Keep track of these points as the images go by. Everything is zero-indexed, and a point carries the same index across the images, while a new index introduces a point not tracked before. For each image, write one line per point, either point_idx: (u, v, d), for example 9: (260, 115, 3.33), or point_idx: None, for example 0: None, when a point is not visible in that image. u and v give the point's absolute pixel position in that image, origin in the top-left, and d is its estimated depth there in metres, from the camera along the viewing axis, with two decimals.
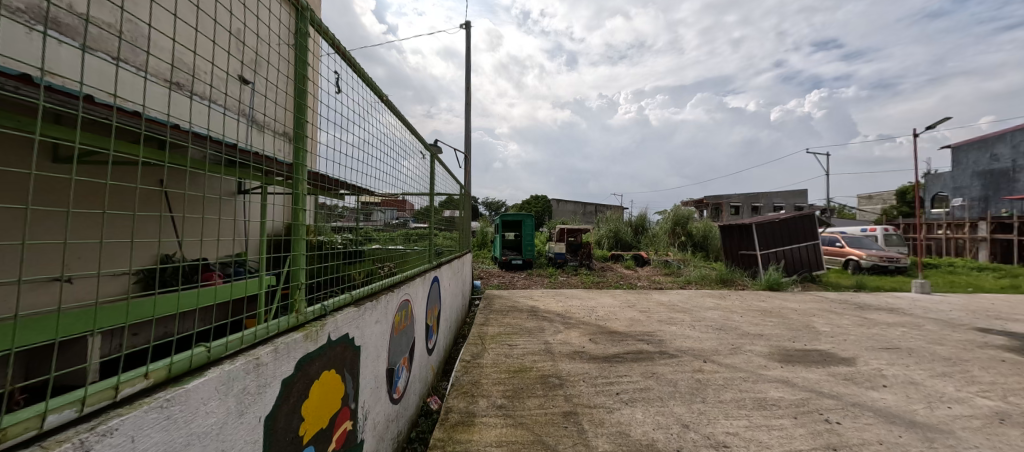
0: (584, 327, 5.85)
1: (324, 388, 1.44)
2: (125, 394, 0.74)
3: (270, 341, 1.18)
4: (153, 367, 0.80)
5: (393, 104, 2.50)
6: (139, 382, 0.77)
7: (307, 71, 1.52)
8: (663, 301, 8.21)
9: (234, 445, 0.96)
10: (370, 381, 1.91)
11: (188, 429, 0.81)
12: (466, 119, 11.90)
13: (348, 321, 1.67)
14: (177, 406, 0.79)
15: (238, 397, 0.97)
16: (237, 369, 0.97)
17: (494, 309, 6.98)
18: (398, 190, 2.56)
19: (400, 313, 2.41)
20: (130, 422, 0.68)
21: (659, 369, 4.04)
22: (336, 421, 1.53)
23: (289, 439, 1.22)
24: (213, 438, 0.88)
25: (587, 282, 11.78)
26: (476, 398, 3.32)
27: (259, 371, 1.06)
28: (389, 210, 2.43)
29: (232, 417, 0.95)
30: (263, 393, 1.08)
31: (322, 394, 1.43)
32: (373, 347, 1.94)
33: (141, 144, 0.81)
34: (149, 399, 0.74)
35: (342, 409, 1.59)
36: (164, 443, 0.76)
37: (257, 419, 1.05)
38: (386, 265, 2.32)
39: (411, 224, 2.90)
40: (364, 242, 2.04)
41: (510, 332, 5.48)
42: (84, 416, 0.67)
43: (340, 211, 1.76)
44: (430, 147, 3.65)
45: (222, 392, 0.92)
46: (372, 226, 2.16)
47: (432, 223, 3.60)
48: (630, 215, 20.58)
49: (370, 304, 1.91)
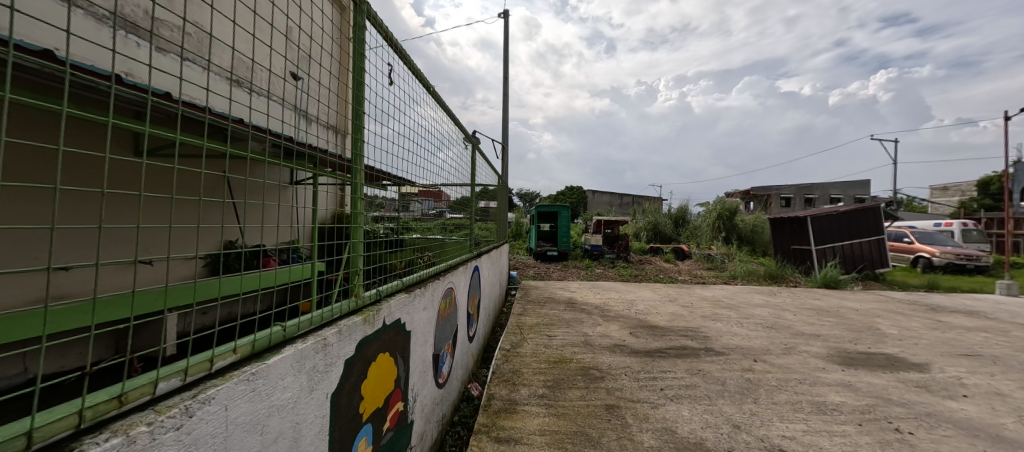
0: (623, 320, 5.76)
1: (379, 370, 1.50)
2: (218, 367, 0.82)
3: (335, 323, 1.25)
4: (240, 343, 0.88)
5: (438, 94, 2.54)
6: (229, 356, 0.85)
7: (360, 68, 1.59)
8: (708, 296, 7.91)
9: (308, 419, 1.04)
10: (418, 364, 1.98)
11: (269, 402, 0.89)
12: (505, 110, 12.03)
13: (399, 307, 1.74)
14: (260, 380, 0.87)
15: (310, 374, 1.05)
16: (308, 348, 1.04)
17: (531, 300, 7.02)
18: (435, 180, 2.56)
19: (445, 299, 2.50)
20: (224, 393, 0.76)
21: (706, 366, 3.92)
22: (389, 401, 1.60)
23: (351, 415, 1.29)
24: (289, 410, 0.96)
25: (624, 275, 11.58)
26: (518, 386, 3.36)
27: (326, 351, 1.13)
28: (426, 201, 2.44)
29: (304, 393, 1.03)
30: (329, 371, 1.15)
31: (378, 375, 1.49)
32: (420, 332, 2.01)
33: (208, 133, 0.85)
34: (238, 372, 0.83)
35: (394, 390, 1.66)
36: (251, 414, 0.84)
37: (325, 396, 1.12)
38: (425, 255, 2.35)
39: (448, 216, 2.91)
40: (404, 232, 2.07)
41: (548, 322, 5.49)
42: (188, 384, 0.75)
43: (380, 202, 1.80)
44: (471, 138, 3.69)
45: (297, 369, 0.99)
46: (411, 216, 2.19)
47: (470, 214, 3.66)
48: (669, 208, 19.93)
49: (419, 291, 2.00)
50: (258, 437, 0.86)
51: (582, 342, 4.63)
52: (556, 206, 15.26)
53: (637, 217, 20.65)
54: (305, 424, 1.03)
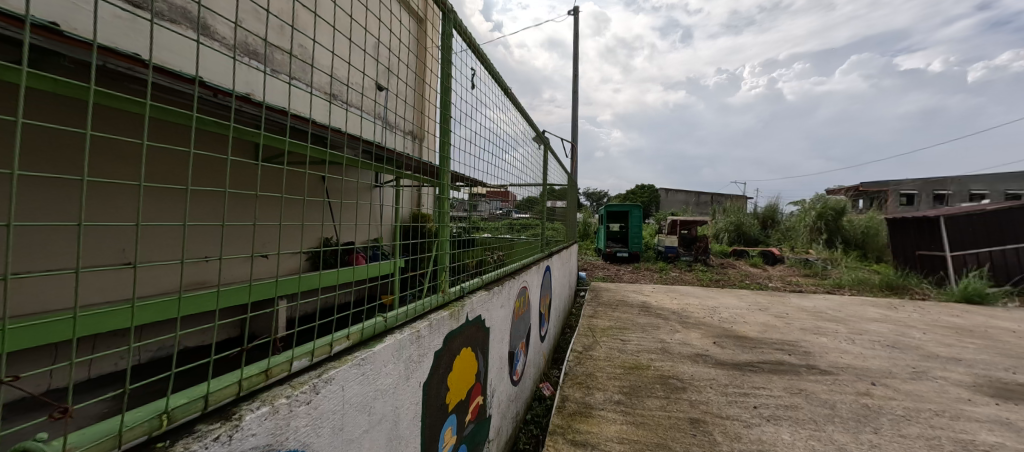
0: (704, 328, 5.38)
1: (463, 363, 1.62)
2: (337, 350, 1.09)
3: (424, 318, 1.40)
4: (353, 331, 1.14)
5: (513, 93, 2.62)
6: (343, 342, 1.10)
7: (443, 75, 1.65)
8: (808, 307, 7.02)
9: (406, 401, 1.26)
10: (496, 361, 2.06)
11: (376, 385, 1.12)
12: (573, 109, 11.99)
13: (480, 304, 1.83)
14: (369, 365, 1.09)
15: (407, 363, 1.26)
16: (404, 339, 1.25)
17: (602, 302, 6.89)
18: (501, 180, 2.57)
19: (519, 298, 2.59)
20: (341, 374, 1.00)
21: (808, 386, 3.50)
22: (471, 394, 1.71)
23: (439, 402, 1.44)
24: (391, 393, 1.19)
25: (703, 280, 10.75)
26: (592, 390, 3.31)
27: (419, 342, 1.32)
28: (494, 201, 2.45)
29: (403, 380, 1.24)
30: (422, 361, 1.35)
31: (462, 368, 1.62)
32: (498, 330, 2.09)
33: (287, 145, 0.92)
34: (351, 357, 1.06)
35: (475, 384, 1.76)
36: (362, 394, 1.06)
37: (419, 384, 1.32)
38: (495, 253, 2.37)
39: (515, 216, 2.91)
40: (474, 231, 2.11)
41: (621, 326, 5.34)
42: (315, 363, 1.02)
43: (454, 203, 1.84)
44: (541, 138, 3.75)
45: (396, 358, 1.21)
46: (479, 216, 2.21)
47: (539, 214, 3.71)
48: (754, 207, 18.35)
49: (497, 289, 2.11)
50: (366, 414, 1.08)
51: (658, 349, 4.43)
52: (627, 205, 14.68)
53: (716, 218, 19.10)
54: (404, 405, 1.25)
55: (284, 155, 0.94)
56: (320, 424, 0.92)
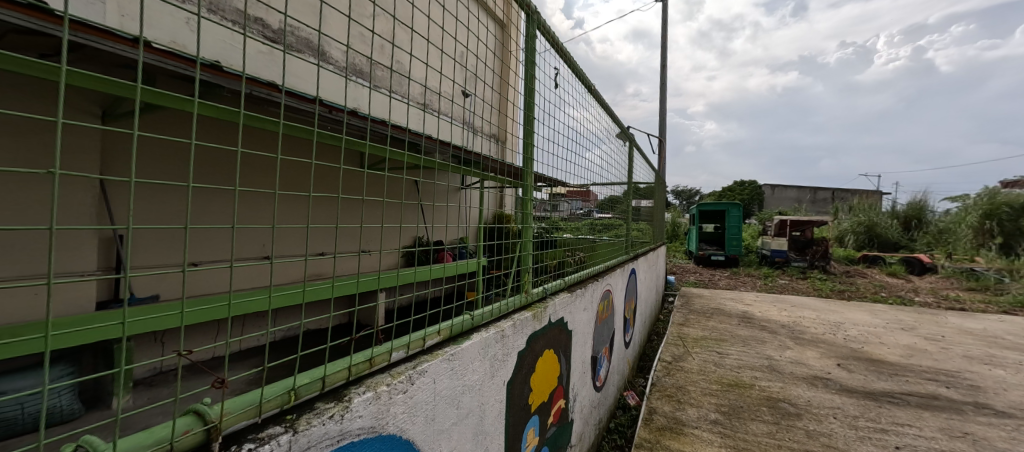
0: (823, 346, 4.67)
1: (545, 365, 1.73)
2: (429, 344, 1.25)
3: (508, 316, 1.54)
4: (441, 327, 1.30)
5: (596, 89, 2.62)
6: (433, 337, 1.26)
7: (527, 77, 1.69)
8: (981, 331, 5.60)
9: (493, 396, 1.40)
10: (580, 365, 2.09)
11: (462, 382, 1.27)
12: (661, 102, 11.36)
13: (562, 306, 1.90)
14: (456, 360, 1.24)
15: (492, 361, 1.40)
16: (490, 338, 1.38)
17: (693, 310, 6.41)
18: (585, 179, 2.51)
19: (603, 301, 2.58)
20: (432, 367, 1.16)
21: (978, 431, 2.81)
22: (553, 397, 1.80)
23: (522, 402, 1.57)
24: (478, 388, 1.34)
25: (823, 291, 9.26)
26: (685, 405, 3.08)
27: (502, 341, 1.44)
28: (575, 200, 2.41)
29: (488, 377, 1.38)
30: (506, 361, 1.46)
31: (544, 370, 1.73)
32: (581, 333, 2.13)
33: (392, 153, 1.03)
34: (440, 352, 1.23)
35: (558, 387, 1.84)
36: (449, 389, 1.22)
37: (502, 383, 1.45)
38: (576, 253, 2.35)
39: (596, 215, 2.84)
40: (554, 232, 2.13)
41: (716, 337, 4.91)
42: (409, 355, 1.20)
43: (537, 202, 1.87)
44: (628, 134, 3.66)
45: (482, 355, 1.35)
46: (560, 216, 2.21)
47: (622, 213, 3.62)
48: (892, 205, 15.60)
49: (580, 292, 2.13)
50: (452, 406, 1.24)
51: (764, 366, 3.95)
52: (723, 204, 13.30)
53: (839, 219, 16.46)
54: (491, 399, 1.39)
55: (382, 166, 1.04)
56: (415, 412, 1.09)
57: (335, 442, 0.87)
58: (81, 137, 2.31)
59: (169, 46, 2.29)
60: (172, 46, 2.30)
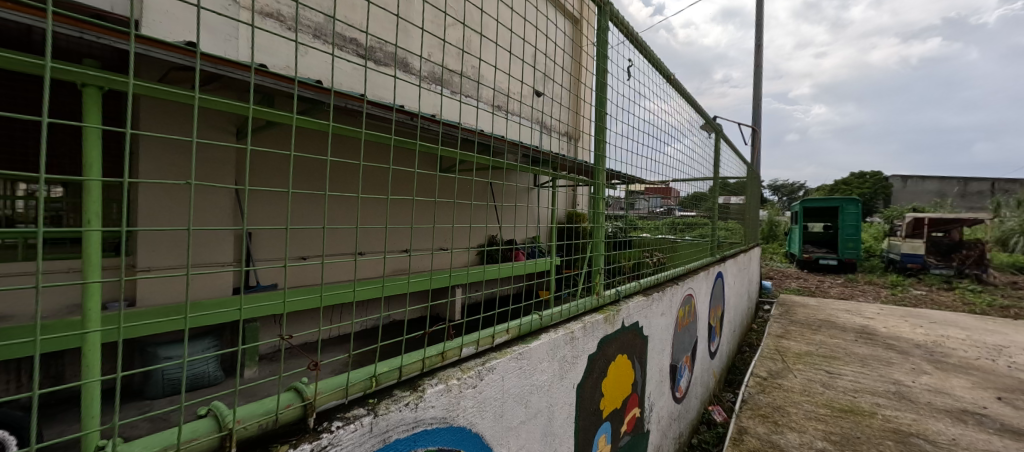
0: (978, 375, 3.81)
1: (618, 371, 1.79)
2: (497, 342, 1.40)
3: (580, 318, 1.62)
4: (508, 326, 1.43)
5: (676, 79, 2.52)
6: (502, 335, 1.41)
7: (598, 69, 1.66)
8: None
9: (562, 396, 1.50)
10: (656, 373, 2.13)
11: (529, 381, 1.39)
12: (754, 88, 10.24)
13: (638, 310, 1.91)
14: (525, 359, 1.37)
15: (561, 362, 1.51)
16: (559, 339, 1.48)
17: (795, 321, 5.70)
18: (665, 176, 2.42)
19: (683, 307, 2.51)
20: (501, 365, 1.31)
21: None
22: (627, 404, 1.86)
23: (592, 406, 1.67)
24: (546, 388, 1.45)
25: (977, 307, 7.57)
26: (784, 429, 2.76)
27: (571, 343, 1.53)
28: (653, 197, 2.34)
29: (556, 379, 1.49)
30: (575, 362, 1.57)
31: (617, 376, 1.78)
32: (658, 339, 2.14)
33: (475, 151, 1.10)
34: (508, 350, 1.36)
35: (632, 395, 1.90)
36: (518, 386, 1.35)
37: (571, 386, 1.55)
38: (655, 254, 2.30)
39: (676, 213, 2.74)
40: (632, 230, 2.12)
41: (825, 354, 4.31)
42: (479, 351, 1.36)
43: (612, 201, 1.87)
44: (712, 125, 3.44)
45: (550, 356, 1.46)
46: (637, 214, 2.18)
47: (705, 211, 3.40)
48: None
49: (657, 295, 2.10)
50: (522, 401, 1.37)
51: (888, 393, 3.38)
52: (834, 201, 11.55)
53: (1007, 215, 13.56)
54: (561, 399, 1.50)
55: (467, 164, 1.13)
56: (483, 408, 1.24)
57: (411, 427, 1.04)
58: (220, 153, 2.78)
59: (281, 68, 2.64)
60: (284, 68, 2.66)
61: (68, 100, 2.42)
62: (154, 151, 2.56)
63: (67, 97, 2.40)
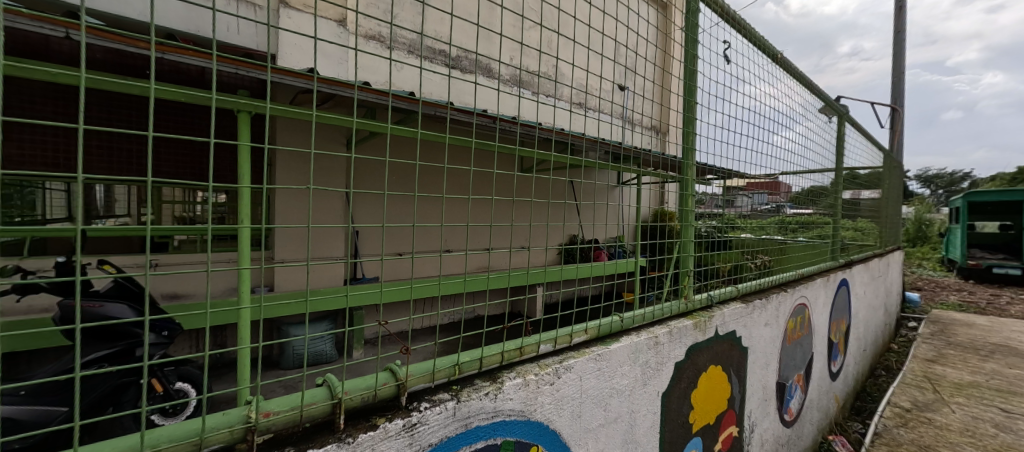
0: None
1: (709, 383, 1.68)
2: (576, 342, 1.45)
3: (663, 321, 1.62)
4: (588, 327, 1.48)
5: (786, 58, 2.25)
6: (581, 335, 1.46)
7: (687, 57, 1.64)
8: None
9: (645, 405, 1.48)
10: (759, 390, 1.94)
11: (608, 385, 1.40)
12: (895, 55, 8.38)
13: (734, 318, 1.80)
14: (605, 362, 1.39)
15: (643, 368, 1.49)
16: (641, 343, 1.48)
17: (958, 344, 4.54)
18: (773, 170, 2.20)
19: (795, 318, 2.25)
20: (579, 365, 1.35)
21: None
22: (721, 421, 1.73)
23: (681, 420, 1.59)
24: (628, 394, 1.44)
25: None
26: None
27: (655, 347, 1.53)
28: (757, 194, 2.14)
29: (639, 385, 1.47)
30: (661, 370, 1.55)
31: (709, 388, 1.68)
32: (761, 352, 1.97)
33: (552, 148, 1.21)
34: (588, 350, 1.41)
35: (727, 412, 1.76)
36: (597, 389, 1.38)
37: (656, 394, 1.51)
38: (757, 257, 2.13)
39: (787, 210, 2.51)
40: (729, 231, 1.99)
41: (1006, 388, 3.35)
42: (555, 349, 1.42)
43: (703, 196, 1.79)
44: (835, 106, 2.99)
45: (632, 361, 1.45)
46: (737, 212, 2.03)
47: (824, 208, 2.97)
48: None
49: (759, 303, 1.94)
50: (603, 407, 1.38)
51: None
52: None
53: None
54: (644, 408, 1.48)
55: (551, 160, 1.25)
56: (562, 406, 1.31)
57: (492, 416, 1.19)
58: (335, 163, 3.25)
59: (380, 83, 3.01)
60: (382, 83, 3.02)
61: (230, 124, 3.07)
62: (287, 163, 3.10)
63: (230, 122, 3.05)
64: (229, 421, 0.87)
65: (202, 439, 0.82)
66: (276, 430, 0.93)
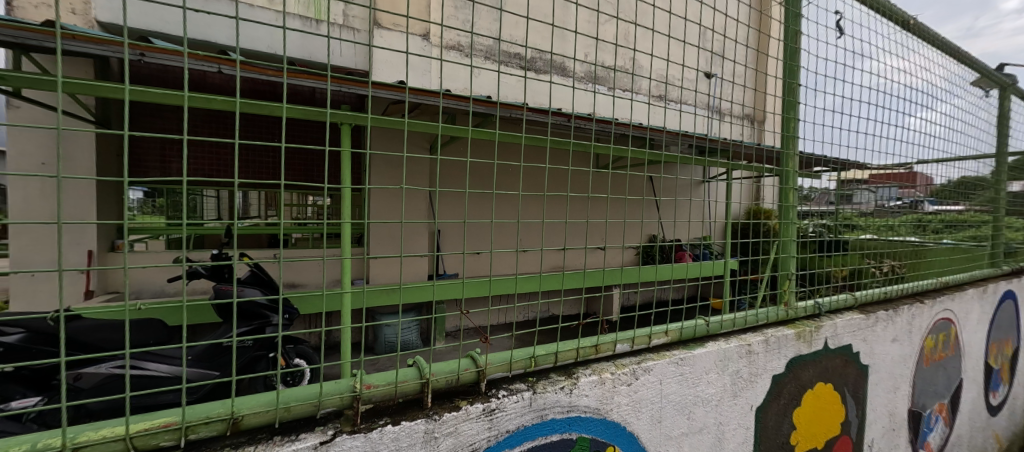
0: None
1: (816, 402, 1.67)
2: (654, 343, 1.52)
3: (755, 330, 1.61)
4: (669, 329, 1.55)
5: (924, 26, 1.94)
6: (661, 337, 1.54)
7: (788, 35, 1.53)
8: None
9: (736, 416, 1.53)
10: (883, 416, 1.84)
11: (693, 392, 1.46)
12: None
13: (850, 331, 1.75)
14: (689, 369, 1.46)
15: (733, 378, 1.52)
16: (731, 351, 1.51)
17: None
18: (907, 160, 1.96)
19: (935, 337, 1.99)
20: (659, 367, 1.42)
21: None
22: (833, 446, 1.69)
23: (782, 439, 1.61)
24: (715, 404, 1.50)
25: None
26: None
27: (749, 355, 1.54)
28: (885, 188, 1.96)
29: (728, 397, 1.52)
30: (754, 382, 1.57)
31: (816, 409, 1.66)
32: (888, 372, 1.84)
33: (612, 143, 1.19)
34: (668, 354, 1.48)
35: (841, 437, 1.71)
36: (680, 394, 1.44)
37: (749, 408, 1.56)
38: (881, 263, 2.01)
39: (927, 207, 2.16)
40: (845, 231, 1.85)
41: None
42: (632, 349, 1.50)
43: (808, 194, 1.69)
44: (997, 77, 2.45)
45: (720, 368, 1.50)
46: (856, 209, 1.86)
47: (980, 203, 2.50)
48: None
49: (883, 317, 1.82)
50: (677, 409, 1.43)
51: None
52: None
53: None
54: (735, 417, 1.53)
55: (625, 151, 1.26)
56: (640, 410, 1.38)
57: (566, 410, 1.29)
58: (420, 165, 3.48)
59: (460, 90, 3.22)
60: (462, 90, 3.24)
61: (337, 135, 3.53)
62: (379, 166, 3.44)
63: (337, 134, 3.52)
64: (339, 389, 1.05)
65: (321, 401, 1.01)
66: (376, 401, 1.12)
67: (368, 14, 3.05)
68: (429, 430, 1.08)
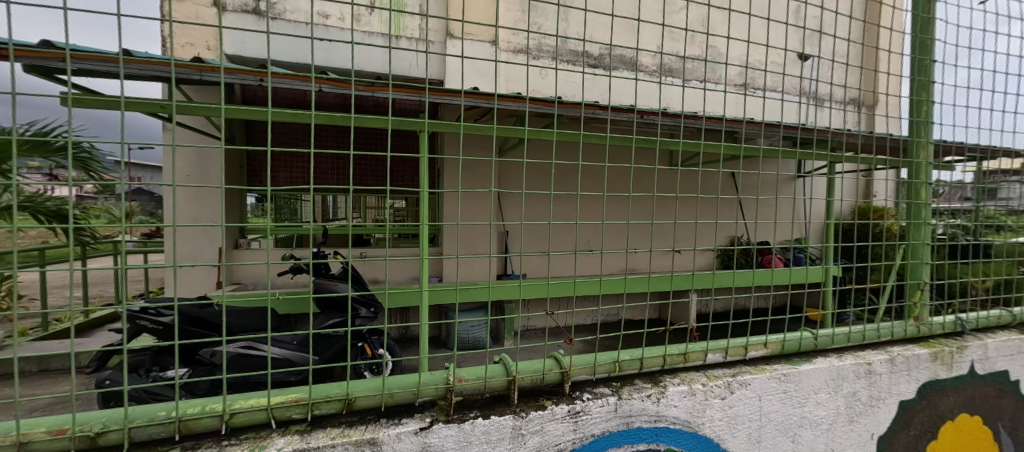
0: None
1: (958, 433, 1.61)
2: (750, 354, 1.50)
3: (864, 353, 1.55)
4: (769, 341, 1.53)
5: None
6: (760, 348, 1.52)
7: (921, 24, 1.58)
8: None
9: (850, 437, 1.52)
10: None
11: (800, 412, 1.46)
12: None
13: (1002, 357, 1.69)
14: (793, 386, 1.45)
15: (851, 402, 1.52)
16: (845, 368, 1.50)
17: None
18: None
19: None
20: (758, 382, 1.41)
21: None
22: None
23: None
24: (826, 426, 1.49)
25: None
26: None
27: (868, 378, 1.53)
28: None
29: (842, 419, 1.51)
30: (875, 406, 1.55)
31: (955, 441, 1.59)
32: None
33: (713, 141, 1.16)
34: (770, 370, 1.46)
35: None
36: (784, 413, 1.45)
37: (872, 435, 1.54)
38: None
39: None
40: (989, 232, 1.75)
41: None
42: (726, 359, 1.49)
43: (941, 188, 1.66)
44: None
45: (830, 386, 1.49)
46: (1002, 206, 1.77)
47: None
48: None
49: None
50: (765, 422, 1.42)
51: None
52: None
53: None
54: (850, 439, 1.52)
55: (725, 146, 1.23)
56: (736, 427, 1.39)
57: (655, 420, 1.32)
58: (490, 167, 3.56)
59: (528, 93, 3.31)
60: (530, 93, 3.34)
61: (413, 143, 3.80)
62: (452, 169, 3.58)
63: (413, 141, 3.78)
64: (437, 379, 1.21)
65: (420, 389, 1.19)
66: (466, 393, 1.26)
67: (442, 26, 3.26)
68: (516, 427, 1.18)
